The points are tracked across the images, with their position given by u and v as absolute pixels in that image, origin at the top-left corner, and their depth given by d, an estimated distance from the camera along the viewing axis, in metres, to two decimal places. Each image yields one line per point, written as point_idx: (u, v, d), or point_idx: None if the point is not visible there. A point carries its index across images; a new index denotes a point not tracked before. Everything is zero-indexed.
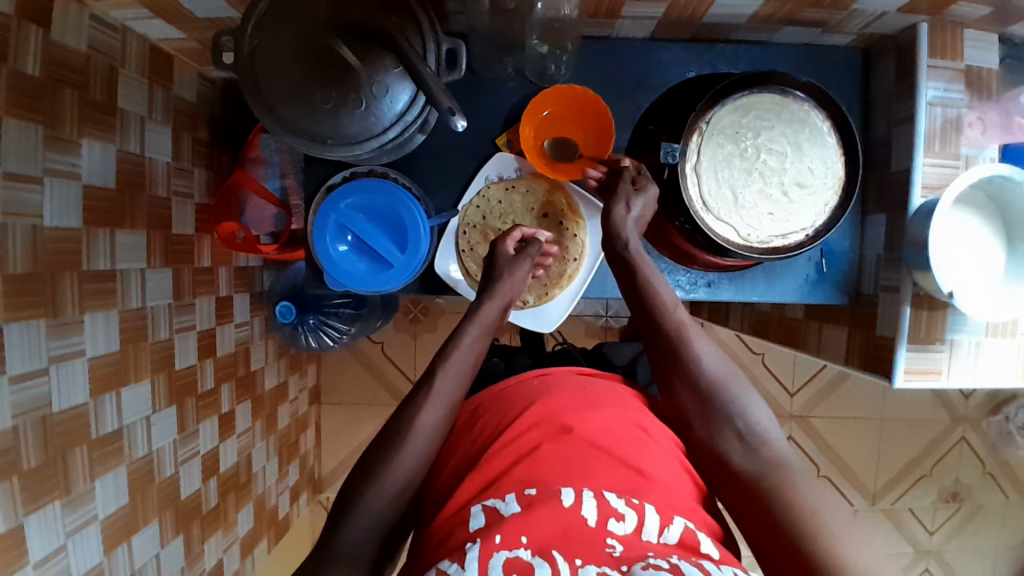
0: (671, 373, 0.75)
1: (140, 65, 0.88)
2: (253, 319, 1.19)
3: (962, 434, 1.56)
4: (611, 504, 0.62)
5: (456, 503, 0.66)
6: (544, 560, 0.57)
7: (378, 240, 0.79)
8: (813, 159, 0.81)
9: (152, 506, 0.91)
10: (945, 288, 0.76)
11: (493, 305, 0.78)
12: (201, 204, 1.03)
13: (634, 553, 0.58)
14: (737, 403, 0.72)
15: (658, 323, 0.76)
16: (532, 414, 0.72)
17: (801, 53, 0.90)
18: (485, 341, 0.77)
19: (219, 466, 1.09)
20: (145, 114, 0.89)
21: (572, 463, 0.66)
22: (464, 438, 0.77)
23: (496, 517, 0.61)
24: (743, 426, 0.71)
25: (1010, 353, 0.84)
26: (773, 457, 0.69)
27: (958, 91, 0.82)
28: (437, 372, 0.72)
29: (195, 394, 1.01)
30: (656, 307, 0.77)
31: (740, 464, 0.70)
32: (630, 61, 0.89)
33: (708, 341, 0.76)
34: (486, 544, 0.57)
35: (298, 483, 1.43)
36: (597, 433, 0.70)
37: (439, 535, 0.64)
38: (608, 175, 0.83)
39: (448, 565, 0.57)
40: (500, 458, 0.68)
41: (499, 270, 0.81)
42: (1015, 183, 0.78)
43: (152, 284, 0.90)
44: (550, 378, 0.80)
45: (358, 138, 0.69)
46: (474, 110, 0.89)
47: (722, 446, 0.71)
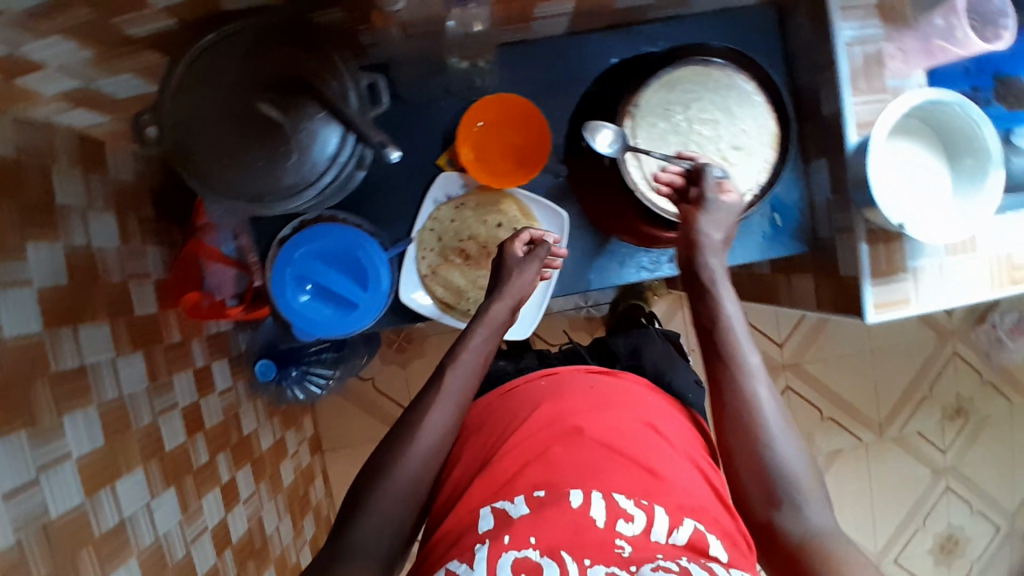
0: (731, 429, 0.71)
1: (71, 157, 0.87)
2: (235, 382, 1.18)
3: (953, 349, 1.57)
4: (620, 505, 0.64)
5: (467, 504, 0.69)
6: (552, 560, 0.58)
7: (339, 282, 0.80)
8: (744, 120, 0.83)
9: None
10: (893, 219, 0.77)
11: (502, 305, 0.81)
12: (161, 280, 1.01)
13: (643, 555, 0.59)
14: (793, 474, 0.67)
15: (724, 370, 0.73)
16: (543, 416, 0.75)
17: (715, 17, 0.91)
18: (495, 341, 0.80)
19: (231, 536, 1.07)
20: (85, 205, 0.88)
21: (585, 463, 0.68)
22: (476, 438, 0.79)
23: (506, 518, 0.64)
24: (800, 501, 0.66)
25: (972, 269, 0.86)
26: (823, 527, 0.64)
27: (874, 26, 0.82)
28: (446, 371, 0.75)
29: (192, 470, 0.99)
30: (726, 350, 0.74)
31: (790, 530, 0.65)
32: (553, 57, 0.89)
33: (773, 397, 0.71)
34: (495, 546, 0.61)
35: (316, 535, 1.41)
36: (607, 433, 0.72)
37: (450, 536, 0.67)
38: (688, 175, 0.80)
39: (458, 565, 0.61)
40: (512, 460, 0.70)
41: (507, 270, 0.82)
42: (946, 106, 0.79)
43: (126, 372, 0.89)
44: (558, 378, 0.81)
45: (296, 189, 0.69)
46: (410, 135, 0.88)
47: (774, 517, 0.66)
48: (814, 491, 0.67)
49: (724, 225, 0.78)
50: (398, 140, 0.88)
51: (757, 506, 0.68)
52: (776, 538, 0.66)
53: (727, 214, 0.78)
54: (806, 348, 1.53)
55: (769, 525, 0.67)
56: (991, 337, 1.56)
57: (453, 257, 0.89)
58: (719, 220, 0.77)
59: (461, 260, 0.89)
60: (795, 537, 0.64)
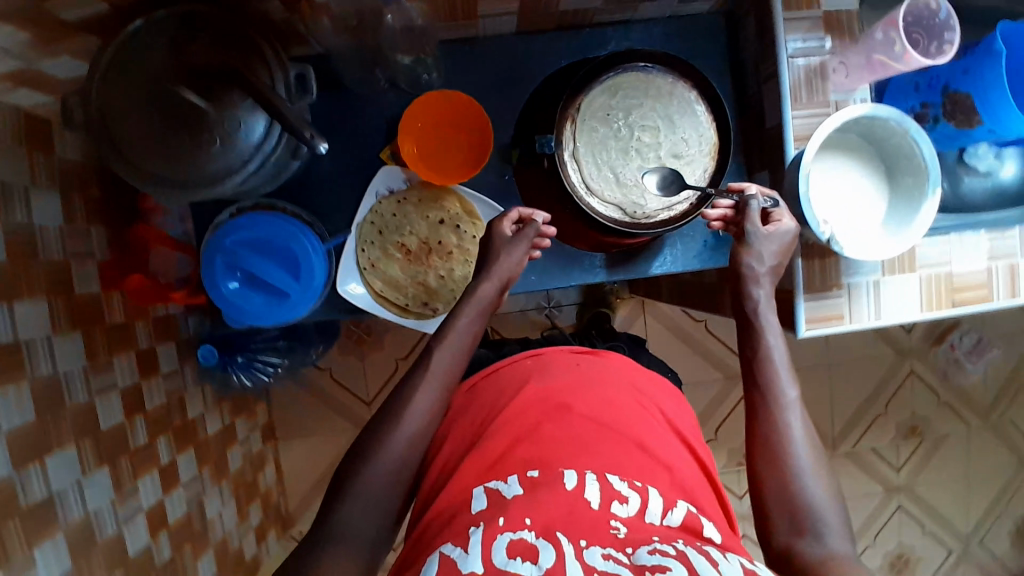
0: (761, 458, 0.69)
1: (20, 136, 0.85)
2: (184, 366, 1.17)
3: (910, 368, 1.56)
4: (613, 488, 0.63)
5: (457, 485, 0.66)
6: (547, 542, 0.56)
7: (271, 270, 0.78)
8: (686, 130, 0.83)
9: (100, 566, 0.90)
10: (821, 235, 0.78)
11: (490, 286, 0.81)
12: (103, 261, 0.99)
13: (638, 535, 0.59)
14: (819, 508, 0.65)
15: (764, 401, 0.72)
16: (528, 395, 0.74)
17: (665, 25, 0.91)
18: (481, 322, 0.82)
19: (168, 518, 1.07)
20: (30, 182, 0.86)
21: (576, 439, 0.68)
22: (463, 417, 0.77)
23: (499, 497, 0.62)
24: (824, 532, 0.64)
25: (908, 285, 0.88)
26: (843, 552, 0.62)
27: (818, 38, 0.83)
28: (434, 350, 0.78)
29: (128, 450, 0.99)
30: (768, 384, 0.73)
31: (807, 556, 0.63)
32: (502, 56, 0.89)
33: (809, 434, 0.70)
34: (490, 528, 0.58)
35: (263, 522, 1.42)
36: (596, 410, 0.72)
37: (442, 517, 0.64)
38: (737, 209, 0.82)
39: (451, 549, 0.57)
40: (501, 438, 0.69)
41: (494, 249, 0.83)
42: (883, 122, 0.78)
43: (63, 350, 0.88)
44: (544, 358, 0.81)
45: (220, 176, 0.68)
46: (355, 125, 0.88)
47: (796, 545, 0.64)
48: (840, 527, 0.64)
49: (766, 252, 0.77)
50: (343, 131, 0.88)
51: (777, 531, 0.66)
52: (790, 563, 0.64)
53: (774, 240, 0.77)
54: None
55: (788, 551, 0.64)
56: (950, 358, 1.57)
57: (393, 252, 0.87)
58: (764, 250, 0.77)
59: (400, 255, 0.88)
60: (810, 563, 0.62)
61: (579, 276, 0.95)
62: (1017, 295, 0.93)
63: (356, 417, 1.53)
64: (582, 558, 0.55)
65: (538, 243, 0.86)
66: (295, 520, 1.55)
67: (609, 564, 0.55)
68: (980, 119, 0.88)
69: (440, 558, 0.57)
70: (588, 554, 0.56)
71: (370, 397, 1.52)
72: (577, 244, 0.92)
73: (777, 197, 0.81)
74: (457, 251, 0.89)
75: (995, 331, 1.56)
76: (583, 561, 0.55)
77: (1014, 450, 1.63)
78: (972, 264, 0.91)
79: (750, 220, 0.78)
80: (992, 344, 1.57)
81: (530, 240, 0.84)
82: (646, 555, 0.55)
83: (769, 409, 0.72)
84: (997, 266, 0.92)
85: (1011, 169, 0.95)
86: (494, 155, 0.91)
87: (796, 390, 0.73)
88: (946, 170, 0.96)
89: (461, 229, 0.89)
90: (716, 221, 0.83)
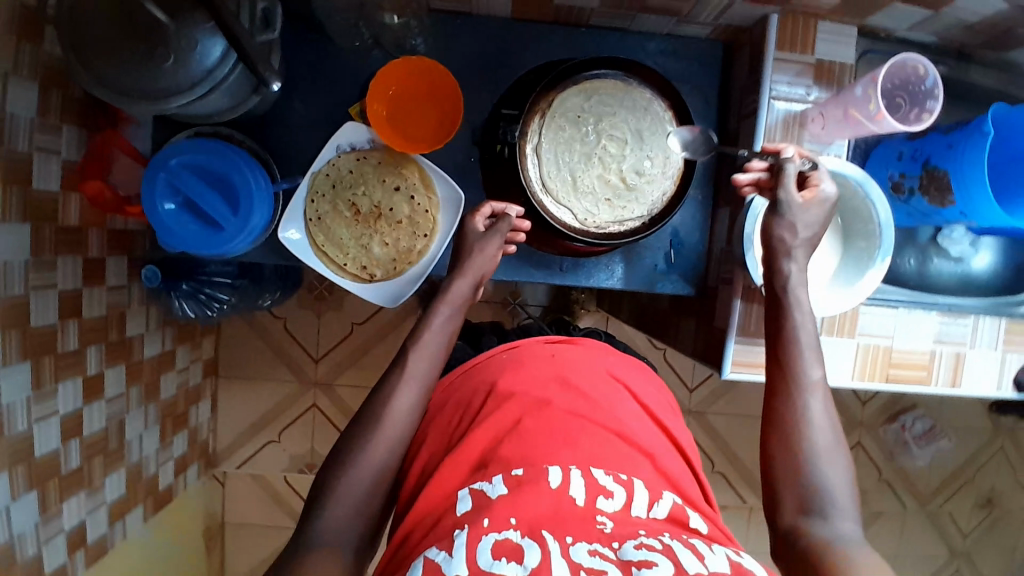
0: (776, 443, 0.68)
1: (9, 21, 0.83)
2: (131, 283, 1.15)
3: (859, 439, 1.54)
4: (598, 482, 0.62)
5: (440, 488, 0.65)
6: (533, 540, 0.55)
7: (210, 200, 0.79)
8: (652, 148, 0.84)
9: (2, 460, 0.87)
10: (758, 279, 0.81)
11: (463, 283, 0.80)
12: (68, 162, 0.96)
13: (624, 530, 0.58)
14: (834, 493, 0.64)
15: (786, 381, 0.70)
16: (503, 389, 0.72)
17: (660, 43, 0.92)
18: (457, 319, 0.80)
19: (83, 430, 1.04)
20: (9, 68, 0.84)
21: (557, 430, 0.67)
22: (440, 416, 0.76)
23: (483, 499, 0.60)
24: (833, 515, 0.63)
25: (844, 349, 0.88)
26: (849, 535, 0.61)
27: (804, 85, 0.86)
28: (409, 354, 0.75)
29: (55, 352, 0.96)
30: (791, 367, 0.71)
31: (814, 536, 0.62)
32: (494, 40, 0.90)
33: (830, 416, 0.69)
34: (474, 530, 0.56)
35: (185, 455, 1.41)
36: (575, 404, 0.71)
37: (426, 521, 0.63)
38: (773, 171, 0.77)
39: (436, 553, 0.55)
40: (481, 436, 0.68)
41: (468, 247, 0.81)
42: (843, 180, 0.80)
43: (6, 240, 0.85)
44: (520, 350, 0.78)
45: (166, 93, 0.68)
46: (336, 77, 0.89)
47: (803, 527, 0.63)
48: (851, 512, 0.64)
49: (805, 216, 0.74)
50: (324, 80, 0.89)
51: (785, 512, 0.65)
52: (794, 543, 0.63)
53: (814, 207, 0.74)
54: (715, 399, 1.53)
55: (794, 530, 0.64)
56: (898, 438, 1.55)
57: (342, 209, 0.87)
58: (800, 220, 0.74)
59: (349, 214, 0.87)
60: (818, 541, 0.61)
61: (528, 275, 0.94)
62: (958, 384, 0.92)
63: (302, 372, 1.53)
64: (569, 555, 0.54)
65: (511, 238, 0.84)
66: (219, 460, 1.55)
67: (595, 561, 0.54)
68: (953, 200, 0.84)
69: (424, 562, 0.55)
70: (574, 551, 0.55)
71: (319, 355, 1.52)
72: (545, 249, 0.92)
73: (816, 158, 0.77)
74: (407, 222, 0.88)
75: (948, 420, 1.55)
76: (569, 558, 0.54)
77: (947, 543, 1.60)
78: (915, 342, 0.90)
79: (784, 186, 0.74)
80: (944, 433, 1.56)
81: (503, 233, 0.82)
82: (633, 550, 0.55)
83: (793, 390, 0.70)
84: (942, 350, 0.91)
85: (985, 259, 0.95)
86: (465, 134, 0.91)
87: (819, 371, 0.71)
88: (918, 247, 0.95)
89: (415, 201, 0.88)
90: (748, 186, 0.78)
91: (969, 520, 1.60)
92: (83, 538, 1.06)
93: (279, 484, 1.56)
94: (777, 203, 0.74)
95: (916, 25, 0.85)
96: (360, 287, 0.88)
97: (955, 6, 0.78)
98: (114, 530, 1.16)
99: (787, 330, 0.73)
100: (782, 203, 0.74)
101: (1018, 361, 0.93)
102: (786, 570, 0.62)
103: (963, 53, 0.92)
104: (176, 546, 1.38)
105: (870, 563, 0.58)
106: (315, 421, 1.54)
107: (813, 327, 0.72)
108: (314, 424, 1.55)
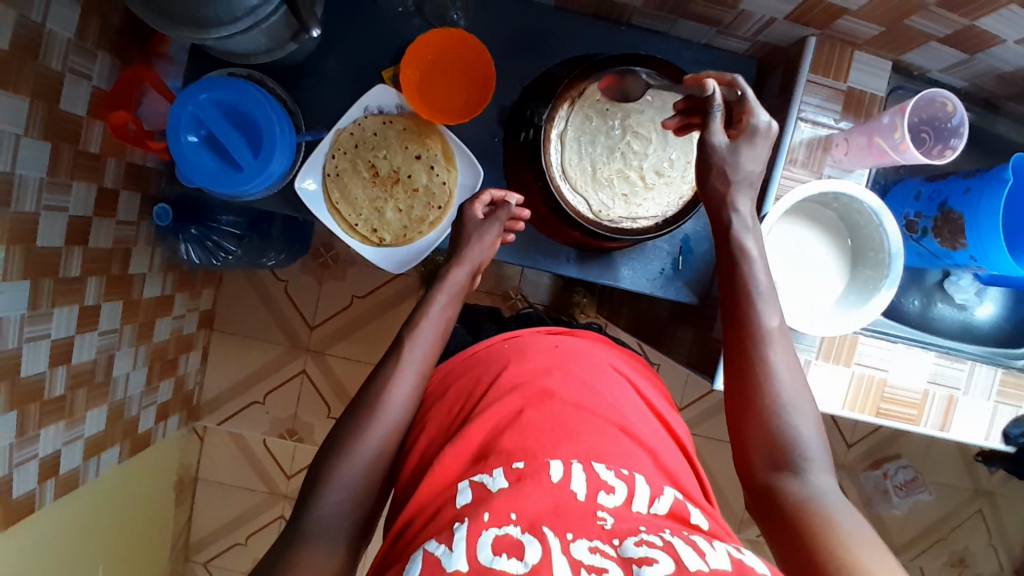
0: (746, 405, 0.69)
1: None
2: (141, 221, 1.14)
3: (840, 481, 1.53)
4: (600, 477, 0.60)
5: (440, 476, 0.63)
6: (533, 536, 0.53)
7: (233, 139, 0.81)
8: (675, 151, 0.85)
9: None
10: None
11: (461, 271, 0.82)
12: (98, 89, 0.96)
13: (625, 526, 0.56)
14: (806, 448, 0.66)
15: (747, 339, 0.71)
16: (506, 381, 0.71)
17: (697, 52, 0.93)
18: (455, 305, 0.81)
19: (72, 357, 1.03)
20: None
21: (557, 423, 0.65)
22: (441, 403, 0.75)
23: (483, 492, 0.59)
24: (805, 468, 0.65)
25: (838, 376, 0.89)
26: (824, 489, 0.63)
27: (832, 111, 0.86)
28: (405, 343, 0.75)
29: (56, 276, 0.95)
30: (749, 323, 0.71)
31: (791, 493, 0.63)
32: (533, 25, 0.91)
33: (791, 368, 0.70)
34: (474, 524, 0.54)
35: (168, 402, 1.40)
36: (576, 395, 0.69)
37: (425, 512, 0.61)
38: (694, 103, 0.78)
39: (435, 546, 0.53)
40: (483, 425, 0.66)
41: (466, 236, 0.83)
42: (858, 206, 0.81)
43: (26, 154, 0.84)
44: (519, 341, 0.78)
45: (207, 24, 0.69)
46: (374, 40, 0.90)
47: (778, 483, 0.65)
48: (823, 464, 0.65)
49: (735, 156, 0.76)
50: (364, 42, 0.90)
51: (760, 469, 0.67)
52: (772, 500, 0.64)
53: (745, 148, 0.76)
54: (703, 418, 1.53)
55: (769, 487, 0.65)
56: (879, 486, 1.55)
57: (361, 169, 0.88)
58: (742, 160, 0.76)
59: (368, 175, 0.88)
60: (793, 498, 0.63)
61: (539, 262, 0.94)
62: (946, 429, 0.91)
63: (296, 336, 1.54)
64: (569, 552, 0.52)
65: (511, 226, 0.86)
66: (202, 414, 1.55)
67: (596, 558, 0.52)
68: (965, 243, 0.85)
69: (422, 556, 0.53)
70: (575, 548, 0.53)
71: (316, 323, 1.53)
72: (555, 237, 0.93)
73: (740, 78, 0.77)
74: (422, 191, 0.89)
75: (929, 473, 1.55)
76: (569, 555, 0.52)
77: None
78: (910, 380, 0.90)
79: (713, 128, 0.76)
80: (925, 485, 1.55)
81: (501, 223, 0.84)
82: (634, 547, 0.52)
83: (756, 348, 0.70)
84: (935, 391, 0.91)
85: (988, 309, 0.95)
86: (493, 114, 0.93)
87: (777, 318, 0.72)
88: (923, 290, 0.95)
89: (433, 171, 0.89)
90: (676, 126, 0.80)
91: None
92: (56, 468, 1.05)
93: (257, 445, 1.56)
94: (706, 146, 0.77)
95: (950, 68, 0.86)
96: (369, 250, 0.88)
97: (991, 53, 0.79)
98: (88, 466, 1.15)
99: (746, 281, 0.73)
100: (713, 147, 0.76)
101: (1009, 413, 0.92)
102: (767, 528, 0.65)
103: (993, 104, 0.93)
104: (146, 493, 1.37)
105: (846, 518, 0.60)
106: (302, 388, 1.54)
107: (766, 277, 0.73)
108: (300, 390, 1.54)
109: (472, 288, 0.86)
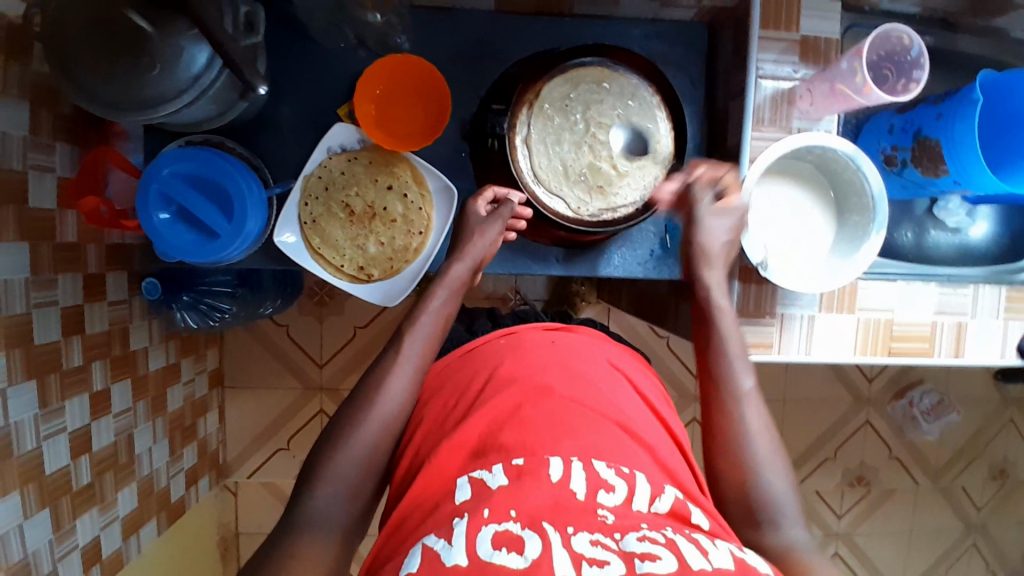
0: (720, 459, 0.69)
1: None
2: (132, 297, 1.14)
3: (866, 417, 1.55)
4: (600, 475, 0.59)
5: (440, 474, 0.63)
6: (534, 532, 0.52)
7: (202, 207, 0.80)
8: (642, 133, 0.85)
9: (13, 479, 0.86)
10: (753, 258, 0.81)
11: (462, 266, 0.82)
12: (63, 178, 0.94)
13: (626, 522, 0.56)
14: (780, 503, 0.66)
15: (720, 395, 0.72)
16: (504, 381, 0.70)
17: (645, 29, 0.93)
18: (455, 303, 0.81)
19: (92, 445, 1.03)
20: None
21: (557, 421, 0.64)
22: (437, 398, 0.74)
23: (483, 489, 0.58)
24: (783, 522, 0.65)
25: (844, 326, 0.89)
26: (801, 544, 0.64)
27: (790, 63, 0.86)
28: (404, 337, 0.76)
29: (60, 369, 0.95)
30: (722, 379, 0.73)
31: (772, 548, 0.64)
32: (477, 34, 0.91)
33: (764, 422, 0.70)
34: (474, 519, 0.54)
35: (195, 466, 1.41)
36: (576, 391, 0.68)
37: (424, 507, 0.61)
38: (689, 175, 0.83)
39: (434, 541, 0.53)
40: (482, 422, 0.66)
41: (468, 231, 0.83)
42: (832, 153, 0.81)
43: (4, 259, 0.84)
44: (517, 336, 0.78)
45: (154, 102, 0.69)
46: (325, 81, 0.90)
47: (758, 539, 0.65)
48: (798, 518, 0.66)
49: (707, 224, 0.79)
50: (316, 85, 0.90)
51: (739, 526, 0.66)
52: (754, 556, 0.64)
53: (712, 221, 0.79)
54: None
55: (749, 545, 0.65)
56: (907, 415, 1.55)
57: (336, 210, 0.88)
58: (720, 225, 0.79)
59: (344, 215, 0.88)
60: (774, 553, 0.63)
61: (528, 268, 0.94)
62: (961, 355, 0.91)
63: (307, 377, 1.54)
64: (570, 546, 0.52)
65: (511, 225, 0.86)
66: (231, 470, 1.55)
67: (597, 552, 0.51)
68: (947, 168, 0.83)
69: (421, 551, 0.53)
70: (576, 542, 0.52)
71: (324, 361, 1.53)
72: (538, 239, 0.92)
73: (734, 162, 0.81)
74: (401, 220, 0.88)
75: (957, 394, 1.55)
76: (570, 549, 0.51)
77: (960, 515, 1.61)
78: (916, 314, 0.90)
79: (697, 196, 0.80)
80: (953, 406, 1.55)
81: (504, 220, 0.83)
82: (634, 542, 0.52)
83: (727, 405, 0.71)
84: (943, 321, 0.91)
85: (982, 228, 0.96)
86: (455, 129, 0.92)
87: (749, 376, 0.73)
88: (914, 220, 0.95)
89: (408, 198, 0.88)
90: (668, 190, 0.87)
91: (983, 492, 1.61)
92: (98, 555, 1.06)
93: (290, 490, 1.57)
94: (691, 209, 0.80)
95: None
96: (359, 288, 0.88)
97: None
98: (129, 545, 1.15)
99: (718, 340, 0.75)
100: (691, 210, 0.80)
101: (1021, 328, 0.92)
102: None
103: (948, 24, 0.92)
104: (190, 557, 1.38)
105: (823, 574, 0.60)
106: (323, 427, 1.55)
107: (737, 334, 0.75)
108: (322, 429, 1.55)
109: (474, 285, 0.85)
